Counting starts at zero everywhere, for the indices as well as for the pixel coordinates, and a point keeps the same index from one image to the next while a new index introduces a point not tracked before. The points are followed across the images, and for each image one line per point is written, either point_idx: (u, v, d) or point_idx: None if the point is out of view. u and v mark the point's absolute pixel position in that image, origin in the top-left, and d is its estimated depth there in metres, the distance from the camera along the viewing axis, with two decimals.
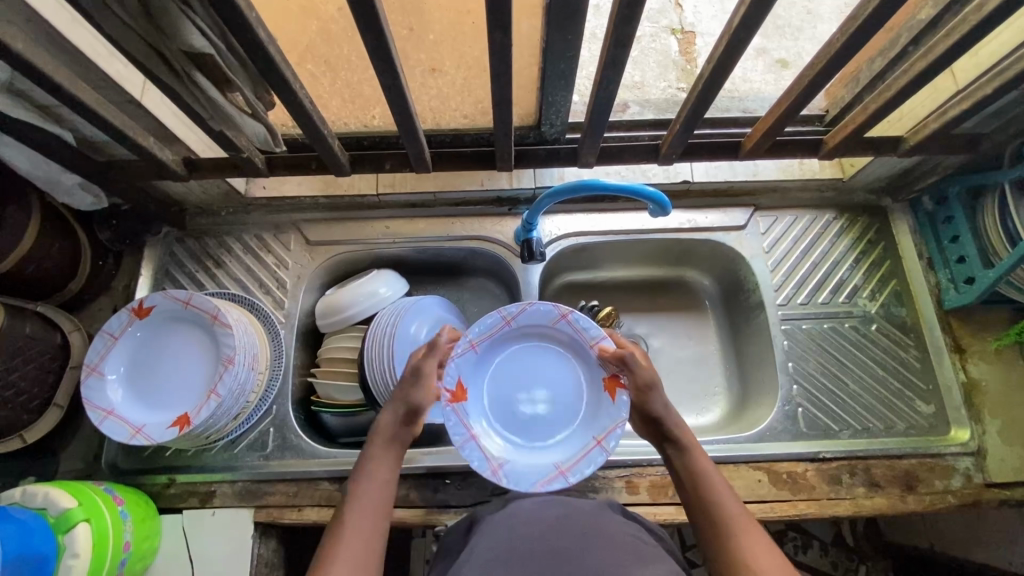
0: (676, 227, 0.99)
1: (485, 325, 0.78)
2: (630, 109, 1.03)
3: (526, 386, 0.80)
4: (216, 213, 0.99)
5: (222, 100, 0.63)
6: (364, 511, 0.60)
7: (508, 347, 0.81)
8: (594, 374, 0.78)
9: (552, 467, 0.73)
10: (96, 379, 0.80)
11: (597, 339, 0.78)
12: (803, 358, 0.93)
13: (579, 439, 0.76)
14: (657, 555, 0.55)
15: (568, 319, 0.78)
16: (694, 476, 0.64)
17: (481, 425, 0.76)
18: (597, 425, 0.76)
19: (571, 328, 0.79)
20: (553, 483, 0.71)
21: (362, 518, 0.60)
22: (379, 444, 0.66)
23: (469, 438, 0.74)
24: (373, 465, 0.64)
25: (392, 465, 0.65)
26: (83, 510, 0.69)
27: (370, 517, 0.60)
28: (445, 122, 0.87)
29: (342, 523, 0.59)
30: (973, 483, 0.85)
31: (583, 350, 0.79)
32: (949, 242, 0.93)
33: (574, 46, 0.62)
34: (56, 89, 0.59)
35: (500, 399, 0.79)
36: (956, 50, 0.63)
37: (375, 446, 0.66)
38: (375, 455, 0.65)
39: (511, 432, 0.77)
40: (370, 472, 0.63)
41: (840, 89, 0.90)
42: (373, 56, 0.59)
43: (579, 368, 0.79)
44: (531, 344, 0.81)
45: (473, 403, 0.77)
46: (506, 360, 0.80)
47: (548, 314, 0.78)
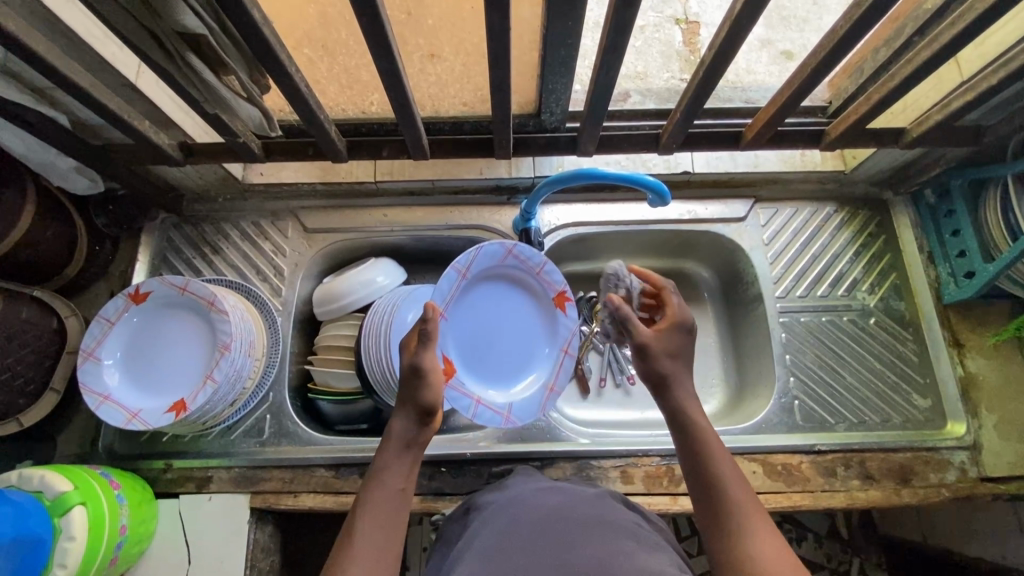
0: (676, 218, 0.98)
1: (445, 286, 0.80)
2: (632, 98, 1.02)
3: (493, 326, 0.86)
4: (213, 199, 0.99)
5: (217, 83, 0.63)
6: (376, 526, 0.57)
7: (466, 298, 0.84)
8: (546, 295, 0.88)
9: (541, 388, 0.87)
10: (92, 364, 0.80)
11: (541, 264, 0.86)
12: (800, 351, 0.93)
13: (549, 353, 0.89)
14: (649, 543, 0.55)
15: (514, 254, 0.84)
16: (704, 463, 0.61)
17: (476, 385, 0.83)
18: (560, 337, 0.89)
19: (517, 260, 0.85)
20: (549, 400, 0.86)
21: (374, 533, 0.56)
22: (393, 450, 0.62)
23: (475, 403, 0.81)
24: (386, 475, 0.60)
25: (405, 472, 0.61)
26: (80, 493, 0.70)
27: (383, 532, 0.57)
28: (444, 109, 0.87)
29: (353, 536, 0.56)
30: (968, 477, 0.85)
31: (531, 277, 0.87)
32: (949, 235, 0.92)
33: (574, 33, 0.61)
34: (49, 70, 0.59)
35: (479, 349, 0.85)
36: (961, 39, 0.62)
37: (386, 453, 0.62)
38: (387, 464, 0.61)
39: (497, 374, 0.86)
40: (383, 483, 0.60)
41: (844, 80, 0.89)
42: (370, 39, 0.58)
43: (531, 293, 0.88)
44: (485, 285, 0.85)
45: (462, 365, 0.83)
46: (469, 308, 0.85)
47: (496, 254, 0.83)
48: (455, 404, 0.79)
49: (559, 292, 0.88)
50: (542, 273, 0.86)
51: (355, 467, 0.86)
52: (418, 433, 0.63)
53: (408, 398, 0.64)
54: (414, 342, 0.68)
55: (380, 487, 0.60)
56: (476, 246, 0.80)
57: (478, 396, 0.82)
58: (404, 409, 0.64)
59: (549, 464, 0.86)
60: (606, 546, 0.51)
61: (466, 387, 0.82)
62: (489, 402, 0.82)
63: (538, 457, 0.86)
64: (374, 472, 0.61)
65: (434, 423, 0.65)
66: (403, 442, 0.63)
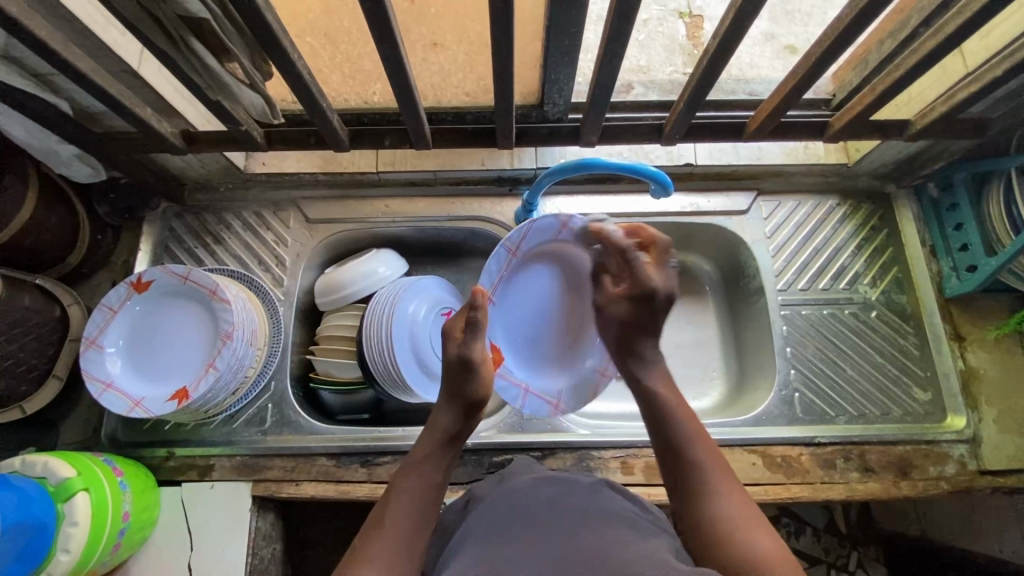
0: (678, 210, 0.98)
1: (495, 266, 0.83)
2: (634, 90, 1.02)
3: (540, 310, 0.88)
4: (215, 188, 0.99)
5: (219, 69, 0.63)
6: (410, 513, 0.57)
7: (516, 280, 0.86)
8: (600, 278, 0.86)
9: (594, 374, 0.88)
10: (95, 352, 0.80)
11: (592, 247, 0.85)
12: (801, 344, 0.93)
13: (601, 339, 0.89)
14: (649, 531, 0.55)
15: (568, 228, 0.85)
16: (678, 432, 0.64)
17: (525, 372, 0.88)
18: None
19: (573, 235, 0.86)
20: (603, 384, 0.87)
21: (408, 520, 0.56)
22: (436, 442, 0.63)
23: (523, 391, 0.86)
24: (426, 466, 0.61)
25: (444, 467, 0.63)
26: (83, 479, 0.70)
27: (416, 520, 0.57)
28: (446, 98, 0.86)
29: (384, 517, 0.56)
30: (967, 470, 0.86)
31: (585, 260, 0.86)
32: (952, 229, 0.92)
33: (577, 22, 0.61)
34: (51, 54, 0.59)
35: (528, 336, 0.88)
36: (967, 28, 0.62)
37: (430, 444, 0.63)
38: (428, 455, 0.62)
39: (547, 359, 0.89)
40: (422, 473, 0.61)
41: (848, 72, 0.89)
42: (373, 26, 0.58)
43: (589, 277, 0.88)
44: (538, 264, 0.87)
45: (510, 351, 0.87)
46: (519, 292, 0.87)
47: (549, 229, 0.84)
48: (502, 393, 0.84)
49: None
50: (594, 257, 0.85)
51: (357, 456, 0.86)
52: (461, 429, 0.65)
53: (457, 391, 0.66)
54: (460, 327, 0.70)
55: (416, 477, 0.60)
56: (526, 225, 0.82)
57: (526, 383, 0.87)
58: (451, 404, 0.66)
59: (549, 454, 0.87)
60: (607, 534, 0.51)
61: (515, 375, 0.86)
62: (538, 388, 0.87)
63: (538, 447, 0.87)
64: (415, 461, 0.61)
65: (473, 420, 0.67)
66: (447, 436, 0.64)
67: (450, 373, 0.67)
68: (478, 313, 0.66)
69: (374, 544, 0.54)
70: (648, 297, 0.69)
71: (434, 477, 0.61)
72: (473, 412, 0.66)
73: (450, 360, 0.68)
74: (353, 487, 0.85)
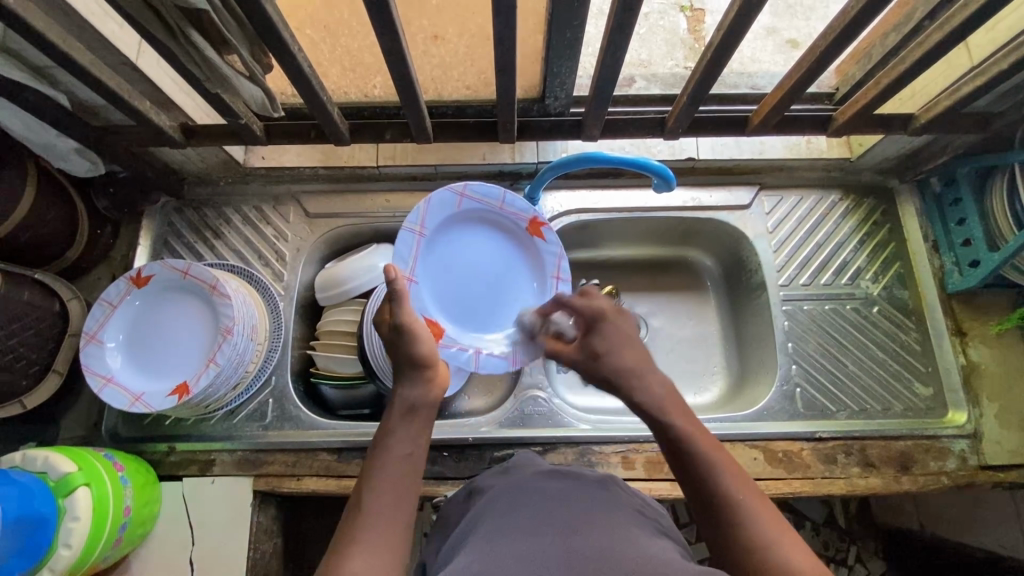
0: (680, 205, 0.97)
1: (404, 250, 0.78)
2: (636, 84, 1.02)
3: (471, 267, 0.84)
4: (214, 182, 0.98)
5: (219, 61, 0.62)
6: (384, 493, 0.54)
7: (435, 255, 0.82)
8: (518, 227, 0.85)
9: None
10: (95, 346, 0.80)
11: (500, 198, 0.83)
12: (802, 339, 0.93)
13: (541, 289, 0.86)
14: (655, 530, 0.54)
15: (467, 196, 0.82)
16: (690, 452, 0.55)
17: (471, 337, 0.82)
18: (547, 266, 0.86)
19: (474, 201, 0.82)
20: None
21: (384, 500, 0.54)
22: (397, 416, 0.60)
23: (476, 354, 0.81)
24: (392, 442, 0.58)
25: (414, 440, 0.59)
26: (84, 474, 0.70)
27: (395, 501, 0.54)
28: (446, 92, 0.86)
29: (361, 506, 0.53)
30: (968, 465, 0.86)
31: (494, 212, 0.84)
32: (954, 224, 0.92)
33: (580, 14, 0.61)
34: (49, 47, 0.58)
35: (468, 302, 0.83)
36: (973, 21, 0.61)
37: (392, 421, 0.60)
38: (392, 431, 0.59)
39: (492, 318, 0.84)
40: (390, 450, 0.57)
41: (851, 66, 0.88)
42: (374, 18, 0.57)
43: (506, 232, 0.85)
44: (450, 234, 0.83)
45: (450, 321, 0.82)
46: (442, 265, 0.83)
47: (449, 202, 0.81)
48: (451, 362, 0.79)
49: (532, 219, 0.84)
50: (504, 205, 0.83)
51: (358, 452, 0.86)
52: (423, 397, 0.62)
53: (404, 357, 0.64)
54: (387, 311, 0.66)
55: (387, 455, 0.57)
56: (424, 201, 0.78)
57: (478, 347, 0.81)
58: (408, 371, 0.63)
59: (550, 449, 0.87)
60: (611, 531, 0.51)
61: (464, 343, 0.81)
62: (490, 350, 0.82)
63: (540, 442, 0.87)
64: (380, 439, 0.58)
65: (434, 382, 0.63)
66: (408, 405, 0.61)
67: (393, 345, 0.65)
68: (393, 285, 0.63)
69: (351, 532, 0.51)
70: (596, 318, 0.68)
71: (403, 450, 0.58)
72: (429, 371, 0.63)
73: (385, 338, 0.65)
74: (354, 483, 0.85)
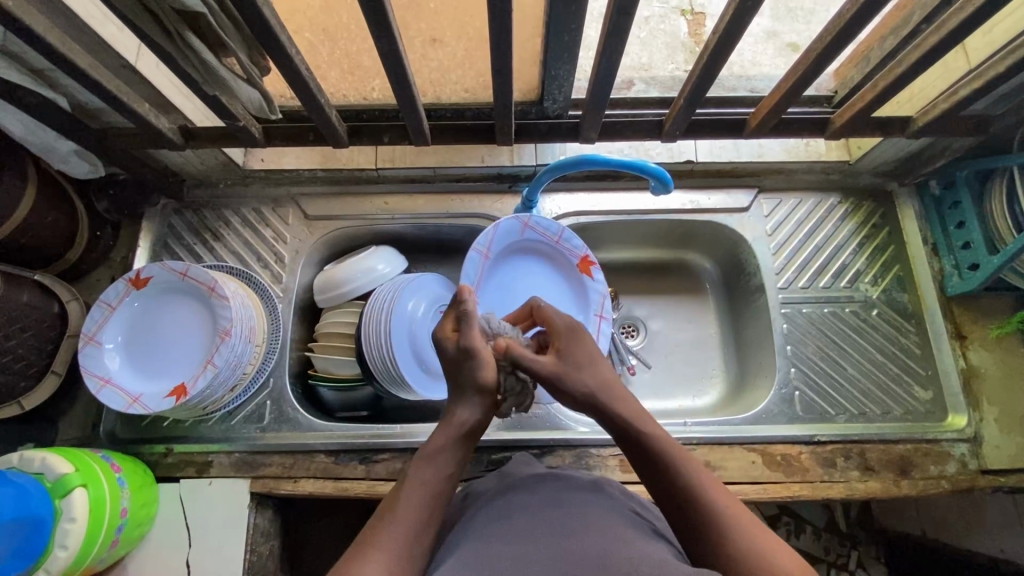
0: (679, 208, 0.97)
1: (471, 270, 0.87)
2: (635, 86, 1.00)
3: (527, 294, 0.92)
4: (214, 185, 0.99)
5: (217, 64, 0.63)
6: (420, 505, 0.54)
7: (494, 280, 0.90)
8: (569, 261, 0.93)
9: None
10: (94, 348, 0.81)
11: (526, 218, 0.88)
12: (801, 342, 0.92)
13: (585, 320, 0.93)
14: (647, 530, 0.55)
15: (530, 226, 0.89)
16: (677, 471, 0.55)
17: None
18: (593, 303, 0.93)
19: (534, 230, 0.90)
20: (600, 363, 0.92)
21: (414, 515, 0.53)
22: (452, 432, 0.59)
23: None
24: (440, 457, 0.58)
25: (458, 461, 0.58)
26: (81, 475, 0.70)
27: (426, 517, 0.54)
28: (444, 95, 0.86)
29: (394, 517, 0.53)
30: (967, 469, 0.85)
31: (550, 245, 0.91)
32: (954, 227, 0.91)
33: (577, 17, 0.61)
34: (49, 51, 0.58)
35: None
36: (970, 23, 0.61)
37: (445, 437, 0.59)
38: (443, 447, 0.58)
39: None
40: (437, 465, 0.57)
41: (850, 69, 0.88)
42: (371, 21, 0.58)
43: (562, 267, 0.93)
44: (508, 260, 0.91)
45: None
46: (503, 284, 0.91)
47: (513, 230, 0.89)
48: None
49: (583, 256, 0.91)
50: (529, 224, 0.89)
51: (355, 454, 0.86)
52: (477, 420, 0.61)
53: (465, 381, 0.62)
54: (450, 326, 0.66)
55: (430, 471, 0.57)
56: (492, 227, 0.86)
57: None
58: (466, 395, 0.61)
59: (548, 452, 0.87)
60: (609, 536, 0.50)
61: None
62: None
63: (537, 444, 0.87)
64: (428, 450, 0.58)
65: (489, 406, 0.62)
66: (464, 429, 0.60)
67: (454, 364, 0.63)
68: (466, 305, 0.64)
69: (383, 534, 0.52)
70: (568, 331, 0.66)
71: (446, 470, 0.57)
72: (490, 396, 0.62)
73: (448, 357, 0.64)
74: (350, 485, 0.85)
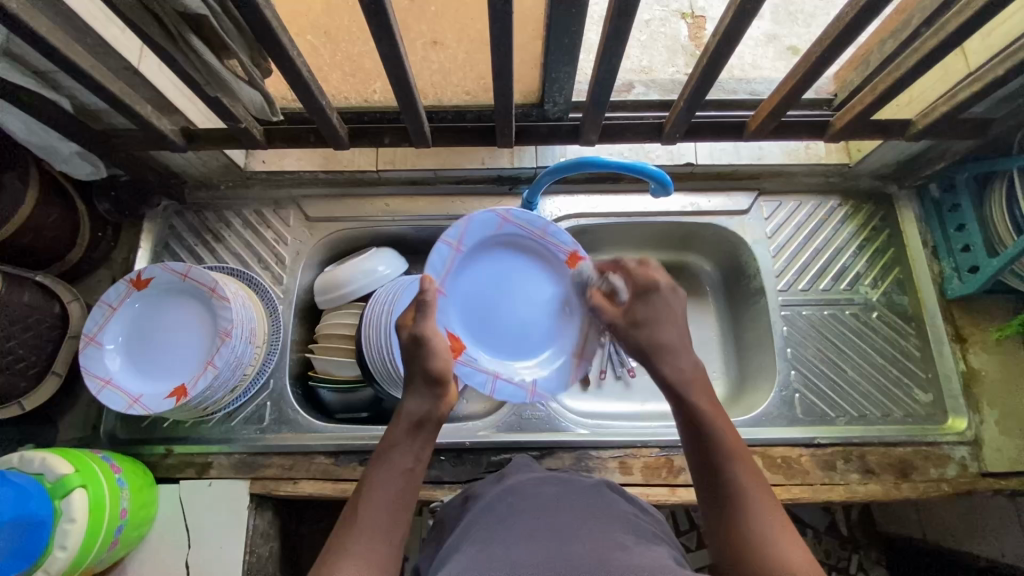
0: (679, 210, 0.98)
1: (438, 262, 0.74)
2: (635, 89, 1.01)
3: (507, 294, 0.81)
4: (215, 186, 0.99)
5: (219, 66, 0.63)
6: (382, 503, 0.55)
7: (465, 274, 0.78)
8: (556, 259, 0.82)
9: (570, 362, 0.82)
10: (94, 348, 0.81)
11: (505, 211, 0.78)
12: (801, 345, 0.93)
13: (570, 322, 0.83)
14: (648, 533, 0.55)
15: (509, 220, 0.79)
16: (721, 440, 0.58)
17: (488, 360, 0.78)
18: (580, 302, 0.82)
19: (517, 225, 0.79)
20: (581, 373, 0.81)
21: (378, 511, 0.54)
22: (401, 427, 0.60)
23: (493, 379, 0.77)
24: (393, 453, 0.58)
25: (414, 454, 0.59)
26: (80, 476, 0.70)
27: (388, 513, 0.54)
28: (446, 97, 0.86)
29: (354, 515, 0.54)
30: (968, 472, 0.85)
31: (534, 242, 0.81)
32: (954, 230, 0.92)
33: (577, 20, 0.61)
34: (52, 53, 0.59)
35: (493, 325, 0.80)
36: (968, 27, 0.61)
37: (397, 431, 0.59)
38: (396, 442, 0.59)
39: (522, 345, 0.81)
40: (391, 461, 0.57)
41: (849, 72, 0.89)
42: (372, 24, 0.58)
43: (549, 265, 0.82)
44: (486, 256, 0.80)
45: (471, 341, 0.78)
46: (478, 282, 0.79)
47: (490, 223, 0.78)
48: (468, 381, 0.75)
49: (571, 251, 0.81)
50: (511, 217, 0.79)
51: (355, 455, 0.86)
52: (429, 412, 0.60)
53: (418, 368, 0.62)
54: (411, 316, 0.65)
55: (385, 466, 0.57)
56: (466, 218, 0.75)
57: (497, 372, 0.78)
58: (415, 385, 0.62)
59: (548, 454, 0.87)
60: (607, 538, 0.50)
61: (484, 364, 0.77)
62: (508, 374, 0.79)
63: (537, 447, 0.87)
64: (381, 449, 0.58)
65: (442, 398, 0.62)
66: (414, 421, 0.60)
67: (408, 353, 0.63)
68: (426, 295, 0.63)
69: (347, 539, 0.52)
70: (646, 288, 0.70)
71: (404, 464, 0.58)
72: (442, 388, 0.61)
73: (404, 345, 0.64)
74: (350, 486, 0.85)
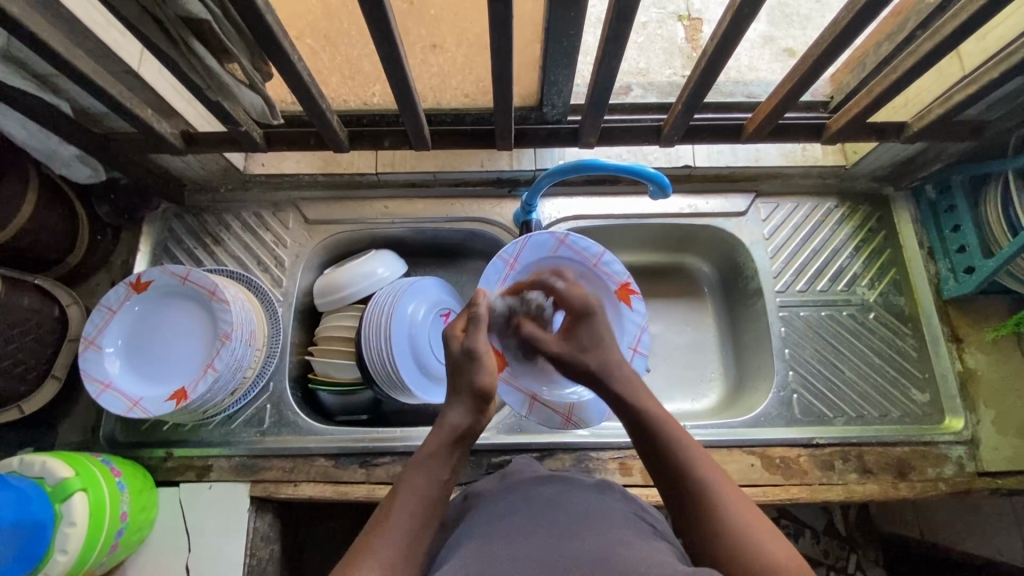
0: (676, 212, 0.98)
1: (492, 276, 0.81)
2: (633, 92, 1.02)
3: None
4: (214, 189, 0.99)
5: (219, 69, 0.63)
6: (414, 509, 0.55)
7: None
8: (609, 288, 0.85)
9: None
10: (94, 352, 0.81)
11: (532, 233, 0.82)
12: (799, 346, 0.93)
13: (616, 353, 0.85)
14: (647, 531, 0.55)
15: (567, 243, 0.82)
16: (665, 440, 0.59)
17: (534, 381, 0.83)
18: (628, 336, 0.85)
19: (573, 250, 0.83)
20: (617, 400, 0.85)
21: (410, 518, 0.54)
22: (444, 438, 0.61)
23: (531, 400, 0.83)
24: (433, 462, 0.59)
25: (451, 466, 0.60)
26: (81, 479, 0.70)
27: (421, 520, 0.54)
28: (444, 100, 0.87)
29: (387, 520, 0.54)
30: (965, 471, 0.86)
31: (590, 269, 0.84)
32: (950, 231, 0.92)
33: (576, 24, 0.61)
34: (52, 56, 0.59)
35: None
36: (962, 31, 0.62)
37: (438, 441, 0.61)
38: (437, 450, 0.60)
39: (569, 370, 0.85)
40: (429, 468, 0.58)
41: (846, 75, 0.89)
42: (373, 28, 0.58)
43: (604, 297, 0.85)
44: None
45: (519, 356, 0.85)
46: None
47: (547, 244, 0.82)
48: (509, 398, 0.81)
49: (626, 287, 0.85)
50: (599, 264, 0.84)
51: (355, 457, 0.86)
52: (470, 427, 0.62)
53: (464, 384, 0.64)
54: (461, 325, 0.69)
55: (423, 471, 0.58)
56: (524, 237, 0.81)
57: (536, 393, 0.83)
58: (460, 399, 0.63)
59: (548, 455, 0.87)
60: (611, 536, 0.50)
61: (523, 385, 0.83)
62: (549, 400, 0.83)
63: (536, 448, 0.87)
64: (421, 456, 0.59)
65: (482, 414, 0.64)
66: (457, 433, 0.61)
67: (454, 368, 0.66)
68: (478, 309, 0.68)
69: (378, 541, 0.52)
70: (583, 312, 0.75)
71: (441, 474, 0.59)
72: (482, 404, 0.64)
73: (453, 356, 0.67)
74: (350, 488, 0.85)
